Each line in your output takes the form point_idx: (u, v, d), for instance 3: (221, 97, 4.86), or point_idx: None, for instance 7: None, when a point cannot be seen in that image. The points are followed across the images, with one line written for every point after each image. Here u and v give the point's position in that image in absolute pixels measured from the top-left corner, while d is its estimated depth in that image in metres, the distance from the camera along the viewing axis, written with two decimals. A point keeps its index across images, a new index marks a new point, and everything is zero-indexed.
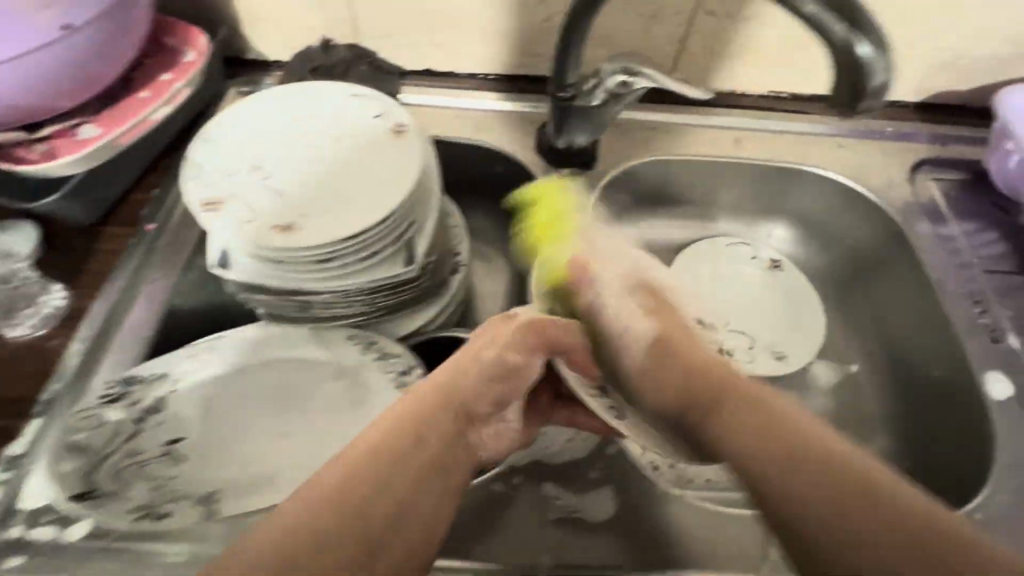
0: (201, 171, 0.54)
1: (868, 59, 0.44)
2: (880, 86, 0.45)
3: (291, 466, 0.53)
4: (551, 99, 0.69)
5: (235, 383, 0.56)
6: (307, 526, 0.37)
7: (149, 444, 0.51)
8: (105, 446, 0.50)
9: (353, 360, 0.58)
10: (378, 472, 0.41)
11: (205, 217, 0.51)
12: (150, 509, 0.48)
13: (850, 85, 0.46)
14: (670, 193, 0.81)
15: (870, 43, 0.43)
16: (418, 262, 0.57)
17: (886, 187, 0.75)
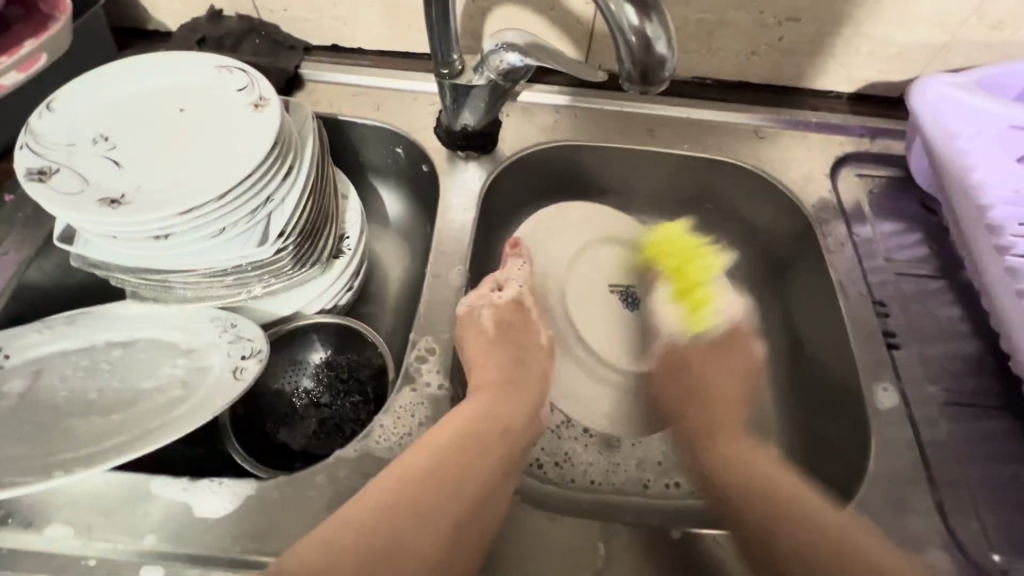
0: (40, 142, 0.52)
1: (655, 44, 0.41)
2: (662, 61, 0.41)
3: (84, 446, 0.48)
4: (438, 79, 0.65)
5: (70, 361, 0.54)
6: (366, 541, 0.40)
7: None
8: None
9: (205, 342, 0.56)
10: (427, 494, 0.44)
11: (30, 187, 0.49)
12: None
13: (633, 59, 0.42)
14: (584, 183, 0.78)
15: (647, 15, 0.40)
16: (271, 242, 0.55)
17: (804, 181, 0.71)
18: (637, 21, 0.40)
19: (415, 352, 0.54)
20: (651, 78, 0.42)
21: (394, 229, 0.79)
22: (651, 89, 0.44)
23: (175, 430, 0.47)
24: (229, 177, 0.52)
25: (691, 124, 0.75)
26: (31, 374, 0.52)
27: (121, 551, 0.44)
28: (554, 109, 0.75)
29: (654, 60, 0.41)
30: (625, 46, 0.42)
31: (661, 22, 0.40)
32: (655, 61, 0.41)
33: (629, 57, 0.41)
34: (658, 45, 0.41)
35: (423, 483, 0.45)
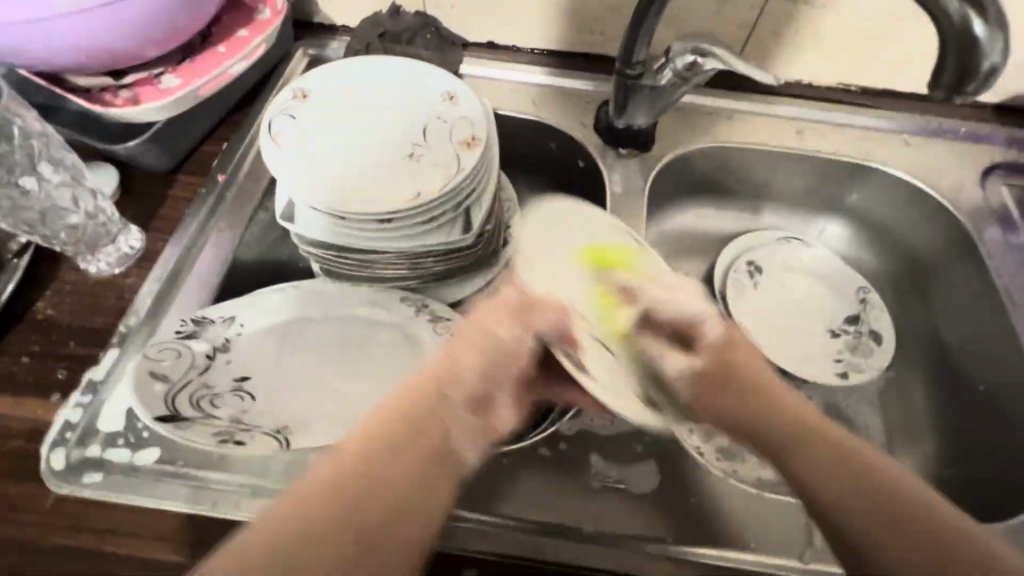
0: (283, 134, 0.57)
1: (986, 55, 0.40)
2: (990, 68, 0.41)
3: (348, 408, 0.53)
4: (615, 79, 0.68)
5: (298, 330, 0.57)
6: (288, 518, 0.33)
7: (220, 379, 0.53)
8: (183, 374, 0.51)
9: (409, 320, 0.59)
10: (399, 458, 0.36)
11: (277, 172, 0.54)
12: (228, 436, 0.48)
13: (953, 71, 0.42)
14: (726, 181, 0.80)
15: (986, 22, 0.39)
16: (475, 230, 0.58)
17: (956, 188, 0.73)
18: (976, 31, 0.40)
19: None
20: (965, 91, 0.42)
21: None
22: (964, 100, 0.43)
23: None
24: (445, 171, 0.57)
25: (840, 130, 0.76)
26: (277, 336, 0.56)
27: None
28: (706, 110, 0.77)
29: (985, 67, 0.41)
30: (948, 57, 0.42)
31: (1002, 34, 0.40)
32: (977, 73, 0.41)
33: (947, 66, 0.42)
34: (987, 56, 0.40)
35: (331, 484, 0.34)
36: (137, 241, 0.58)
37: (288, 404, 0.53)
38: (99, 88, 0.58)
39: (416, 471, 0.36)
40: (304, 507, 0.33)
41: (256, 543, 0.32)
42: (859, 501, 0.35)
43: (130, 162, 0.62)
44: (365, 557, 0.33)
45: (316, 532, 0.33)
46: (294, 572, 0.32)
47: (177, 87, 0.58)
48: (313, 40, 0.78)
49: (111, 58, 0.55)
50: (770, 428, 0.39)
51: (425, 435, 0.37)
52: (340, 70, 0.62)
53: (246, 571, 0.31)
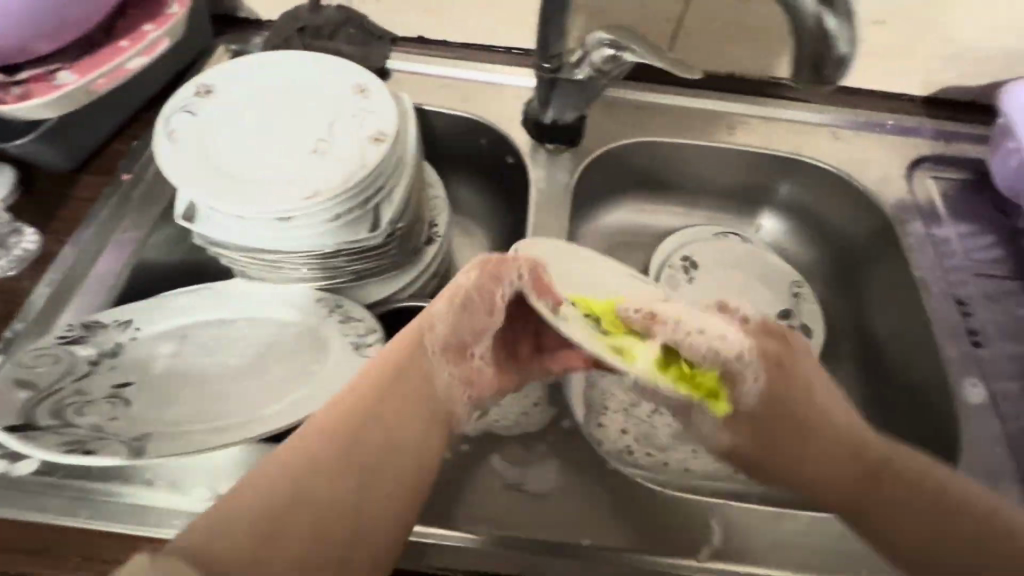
0: (182, 131, 0.55)
1: (838, 44, 0.45)
2: (843, 56, 0.46)
3: (239, 410, 0.50)
4: (534, 72, 0.67)
5: (199, 334, 0.56)
6: (272, 500, 0.38)
7: (99, 385, 0.50)
8: (56, 381, 0.49)
9: (318, 322, 0.57)
10: (390, 408, 0.46)
11: (170, 169, 0.52)
12: (80, 445, 0.45)
13: (813, 61, 0.47)
14: (661, 177, 0.80)
15: (836, 16, 0.44)
16: (383, 228, 0.57)
17: (882, 181, 0.73)
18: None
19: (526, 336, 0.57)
20: (826, 78, 0.47)
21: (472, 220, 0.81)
22: (824, 86, 0.48)
23: (311, 402, 0.50)
24: (350, 167, 0.55)
25: (772, 124, 0.76)
26: (177, 339, 0.55)
27: None
28: (636, 105, 0.76)
29: (838, 56, 0.45)
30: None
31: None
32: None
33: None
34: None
35: (338, 423, 0.44)
36: (33, 242, 0.56)
37: (167, 408, 0.50)
38: None
39: (398, 422, 0.46)
40: (333, 434, 0.43)
41: (302, 456, 0.41)
42: (906, 514, 0.45)
43: (29, 162, 0.60)
44: (376, 484, 0.42)
45: (339, 458, 0.42)
46: (326, 493, 0.40)
47: (71, 81, 0.55)
48: (236, 34, 0.76)
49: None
50: (815, 428, 0.51)
51: (420, 392, 0.48)
52: (248, 67, 0.61)
53: (298, 488, 0.39)
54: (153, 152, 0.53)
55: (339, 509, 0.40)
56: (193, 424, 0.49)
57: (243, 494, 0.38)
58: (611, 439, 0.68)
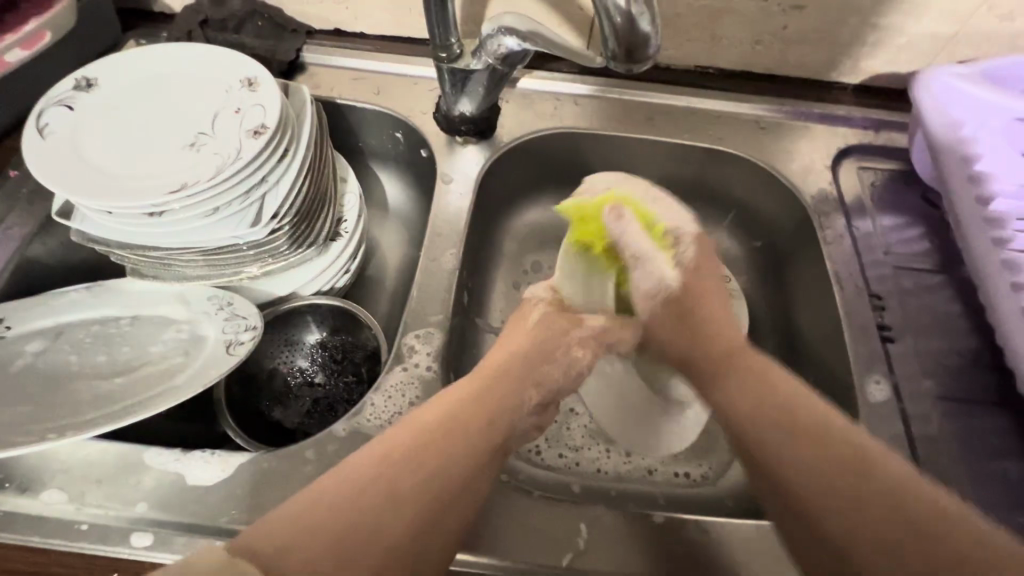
0: (55, 127, 0.54)
1: (639, 22, 0.40)
2: (646, 35, 0.41)
3: (100, 408, 0.49)
4: (436, 64, 0.65)
5: (77, 332, 0.55)
6: (334, 526, 0.37)
7: None
8: None
9: (201, 318, 0.56)
10: (459, 421, 0.45)
11: (36, 166, 0.51)
12: None
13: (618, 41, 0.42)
14: (585, 170, 0.78)
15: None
16: (263, 224, 0.55)
17: (804, 172, 0.70)
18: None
19: (410, 332, 0.55)
20: (637, 58, 0.42)
21: (393, 215, 0.80)
22: (639, 67, 0.43)
23: (171, 402, 0.49)
24: (225, 161, 0.54)
25: (694, 115, 0.74)
26: (50, 336, 0.54)
27: (112, 518, 0.44)
28: (554, 96, 0.74)
29: (642, 35, 0.41)
30: (611, 24, 0.41)
31: (645, 0, 0.40)
32: (639, 38, 0.41)
33: (612, 34, 0.41)
34: (642, 23, 0.41)
35: (441, 430, 0.44)
36: None
37: (18, 406, 0.49)
38: None
39: (474, 435, 0.45)
40: (415, 440, 0.43)
41: (374, 459, 0.41)
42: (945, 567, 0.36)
43: None
44: (426, 484, 0.41)
45: (410, 461, 0.41)
46: (387, 507, 0.39)
47: None
48: (147, 28, 0.74)
49: None
50: (692, 318, 0.53)
51: (507, 399, 0.49)
52: (135, 59, 0.59)
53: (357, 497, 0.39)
54: (22, 149, 0.52)
55: (397, 511, 0.39)
56: (40, 424, 0.47)
57: (282, 514, 0.38)
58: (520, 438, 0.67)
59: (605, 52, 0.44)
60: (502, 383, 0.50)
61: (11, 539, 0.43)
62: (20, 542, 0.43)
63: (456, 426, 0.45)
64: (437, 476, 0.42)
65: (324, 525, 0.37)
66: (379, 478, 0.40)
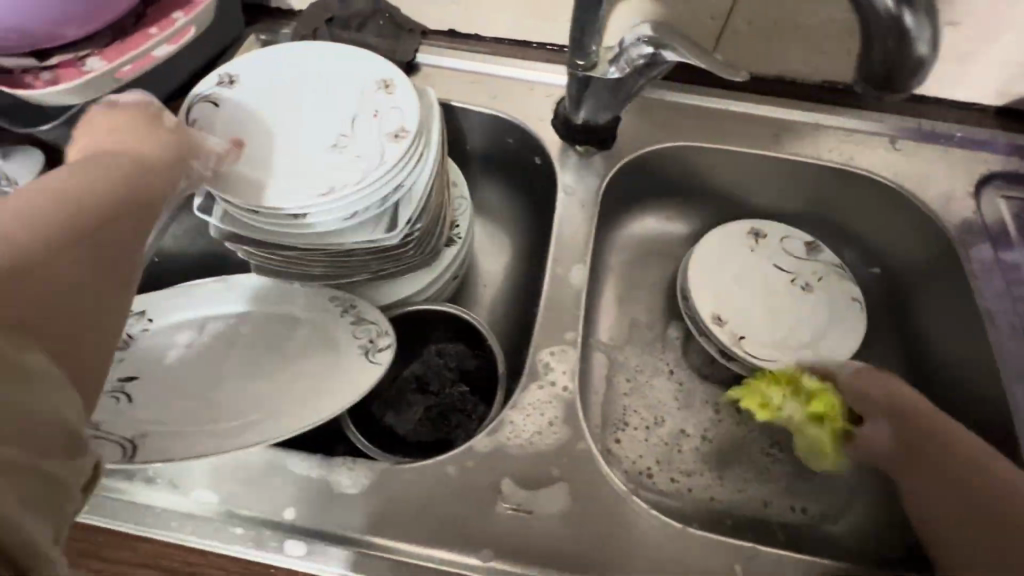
0: (203, 121, 0.55)
1: (917, 46, 0.38)
2: (922, 59, 0.39)
3: (251, 413, 0.49)
4: (568, 68, 0.63)
5: (215, 327, 0.55)
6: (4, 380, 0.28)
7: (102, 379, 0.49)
8: None
9: (334, 323, 0.55)
10: (23, 229, 0.31)
11: None
12: None
13: (886, 62, 0.40)
14: (698, 184, 0.75)
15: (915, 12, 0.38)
16: (398, 229, 0.54)
17: (945, 199, 0.66)
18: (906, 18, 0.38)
19: (545, 347, 0.53)
20: (899, 82, 0.41)
21: (495, 220, 0.79)
22: (893, 94, 0.42)
23: (322, 414, 0.47)
24: (367, 166, 0.53)
25: (823, 132, 0.71)
26: (191, 331, 0.54)
27: (264, 524, 0.44)
28: (675, 107, 0.72)
29: (918, 58, 0.39)
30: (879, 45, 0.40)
31: (931, 24, 0.38)
32: (907, 67, 0.40)
33: (876, 60, 0.40)
34: (919, 47, 0.39)
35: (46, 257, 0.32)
36: None
37: (173, 407, 0.49)
38: (20, 69, 0.56)
39: (31, 226, 0.32)
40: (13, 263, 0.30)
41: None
42: None
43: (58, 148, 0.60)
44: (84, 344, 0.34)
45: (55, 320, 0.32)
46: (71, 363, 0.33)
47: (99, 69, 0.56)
48: (268, 23, 0.75)
49: (29, 39, 0.53)
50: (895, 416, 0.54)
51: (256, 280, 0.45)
52: (274, 54, 0.59)
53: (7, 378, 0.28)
54: None
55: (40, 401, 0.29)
56: (195, 429, 0.47)
57: None
58: (631, 459, 0.64)
59: (858, 73, 0.43)
60: (87, 186, 0.36)
61: (138, 530, 0.44)
62: (177, 540, 0.44)
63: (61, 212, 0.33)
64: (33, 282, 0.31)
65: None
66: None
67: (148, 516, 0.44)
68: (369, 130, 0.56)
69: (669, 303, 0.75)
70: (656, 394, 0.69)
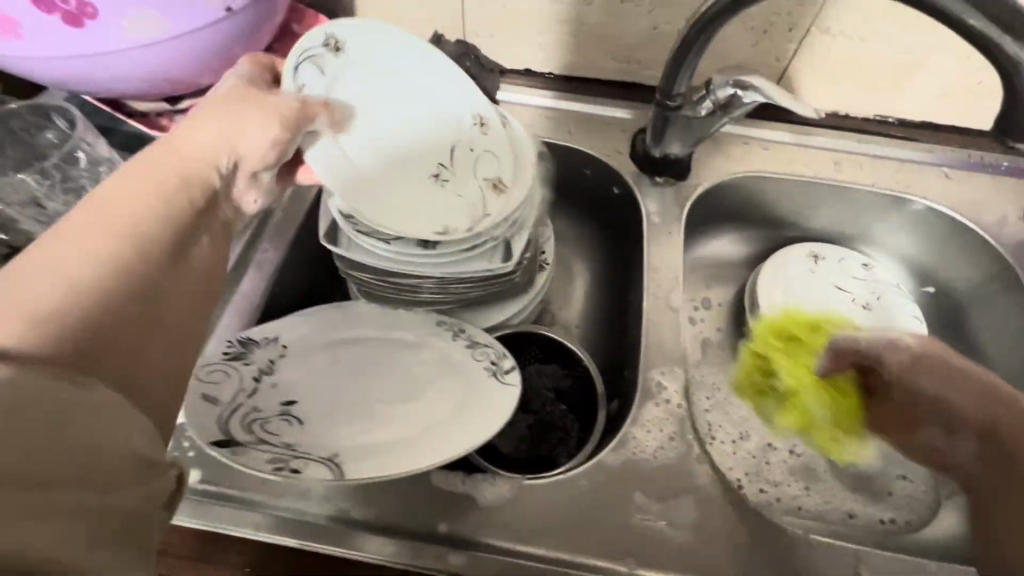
0: None
1: None
2: None
3: (412, 432, 0.52)
4: (653, 107, 0.68)
5: (348, 350, 0.58)
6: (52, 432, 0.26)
7: (268, 403, 0.52)
8: (233, 398, 0.50)
9: (456, 347, 0.58)
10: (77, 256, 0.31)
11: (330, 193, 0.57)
12: (283, 463, 0.47)
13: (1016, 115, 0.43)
14: (762, 210, 0.80)
15: None
16: (515, 259, 0.59)
17: (998, 224, 0.72)
18: None
19: (655, 367, 0.57)
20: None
21: (568, 245, 0.83)
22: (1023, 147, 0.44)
23: (486, 427, 0.51)
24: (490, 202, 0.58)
25: (878, 162, 0.76)
26: (328, 354, 0.57)
27: (452, 535, 0.47)
28: (742, 139, 0.78)
29: None
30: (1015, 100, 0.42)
31: None
32: None
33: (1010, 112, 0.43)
34: None
35: (90, 283, 0.31)
36: None
37: (348, 427, 0.52)
38: (155, 112, 0.60)
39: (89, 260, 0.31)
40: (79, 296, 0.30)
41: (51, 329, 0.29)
42: None
43: None
44: (145, 357, 0.33)
45: (109, 349, 0.31)
46: (123, 370, 0.31)
47: None
48: None
49: (172, 84, 0.56)
50: None
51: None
52: None
53: (64, 408, 0.27)
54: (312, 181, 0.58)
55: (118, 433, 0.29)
56: (375, 447, 0.50)
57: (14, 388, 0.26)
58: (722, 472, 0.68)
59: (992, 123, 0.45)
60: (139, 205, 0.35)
61: (221, 530, 0.47)
62: (384, 559, 0.46)
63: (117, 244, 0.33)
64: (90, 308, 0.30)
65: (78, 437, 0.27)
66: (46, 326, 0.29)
67: (338, 537, 0.47)
68: (486, 168, 0.61)
69: (738, 322, 0.80)
70: (736, 410, 0.73)
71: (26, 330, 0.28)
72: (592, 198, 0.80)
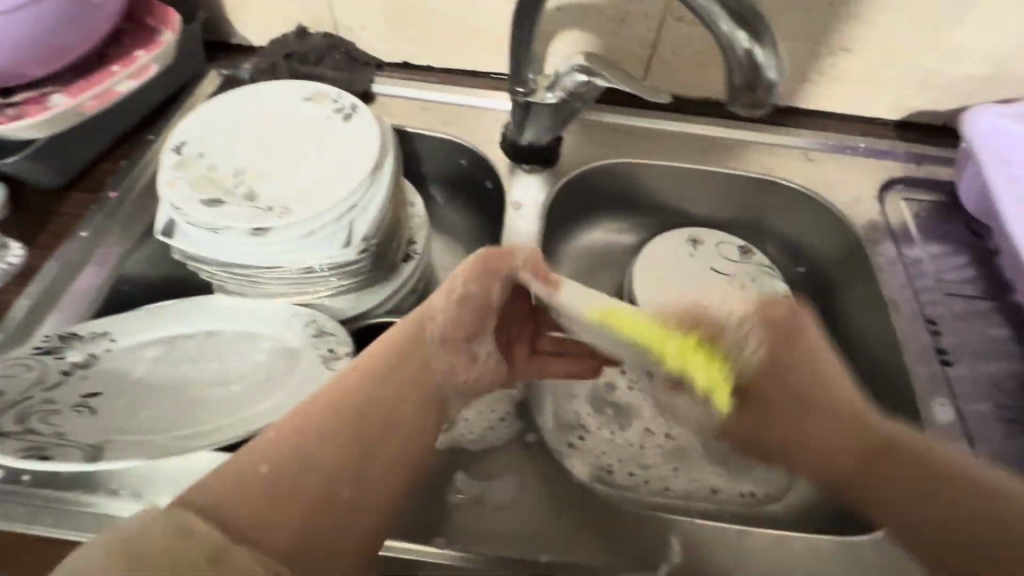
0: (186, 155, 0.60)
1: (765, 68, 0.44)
2: (773, 83, 0.44)
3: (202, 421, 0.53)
4: (511, 97, 0.69)
5: (183, 342, 0.58)
6: (267, 496, 0.39)
7: (66, 395, 0.52)
8: (24, 390, 0.51)
9: (295, 337, 0.58)
10: (368, 409, 0.45)
11: (171, 188, 0.57)
12: (38, 449, 0.48)
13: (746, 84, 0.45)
14: (639, 197, 0.81)
15: (761, 43, 0.43)
16: (356, 243, 0.58)
17: (853, 204, 0.75)
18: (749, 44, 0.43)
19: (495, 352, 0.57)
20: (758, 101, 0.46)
21: (451, 236, 0.83)
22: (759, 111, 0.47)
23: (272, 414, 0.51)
24: (330, 190, 0.58)
25: (744, 148, 0.78)
26: (163, 344, 0.57)
27: None
28: (613, 128, 0.79)
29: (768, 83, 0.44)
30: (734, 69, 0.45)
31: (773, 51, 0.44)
32: (764, 86, 0.44)
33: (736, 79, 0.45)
34: (768, 71, 0.44)
35: (342, 406, 0.45)
36: (17, 258, 0.58)
37: (143, 414, 0.53)
38: None
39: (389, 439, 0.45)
40: (327, 421, 0.44)
41: (320, 448, 0.42)
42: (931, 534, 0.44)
43: (21, 180, 0.62)
44: (371, 486, 0.44)
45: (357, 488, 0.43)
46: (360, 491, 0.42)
47: (61, 104, 0.58)
48: (230, 60, 0.79)
49: None
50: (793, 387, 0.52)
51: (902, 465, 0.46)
52: (252, 96, 0.66)
53: (280, 476, 0.40)
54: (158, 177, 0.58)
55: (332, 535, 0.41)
56: (156, 436, 0.51)
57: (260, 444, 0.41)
58: (595, 454, 0.68)
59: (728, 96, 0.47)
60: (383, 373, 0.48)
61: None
62: None
63: (354, 410, 0.45)
64: (361, 439, 0.44)
65: (272, 489, 0.39)
66: (323, 432, 0.43)
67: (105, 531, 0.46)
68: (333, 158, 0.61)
69: None
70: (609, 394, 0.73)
71: (302, 448, 0.42)
72: (471, 189, 0.80)
